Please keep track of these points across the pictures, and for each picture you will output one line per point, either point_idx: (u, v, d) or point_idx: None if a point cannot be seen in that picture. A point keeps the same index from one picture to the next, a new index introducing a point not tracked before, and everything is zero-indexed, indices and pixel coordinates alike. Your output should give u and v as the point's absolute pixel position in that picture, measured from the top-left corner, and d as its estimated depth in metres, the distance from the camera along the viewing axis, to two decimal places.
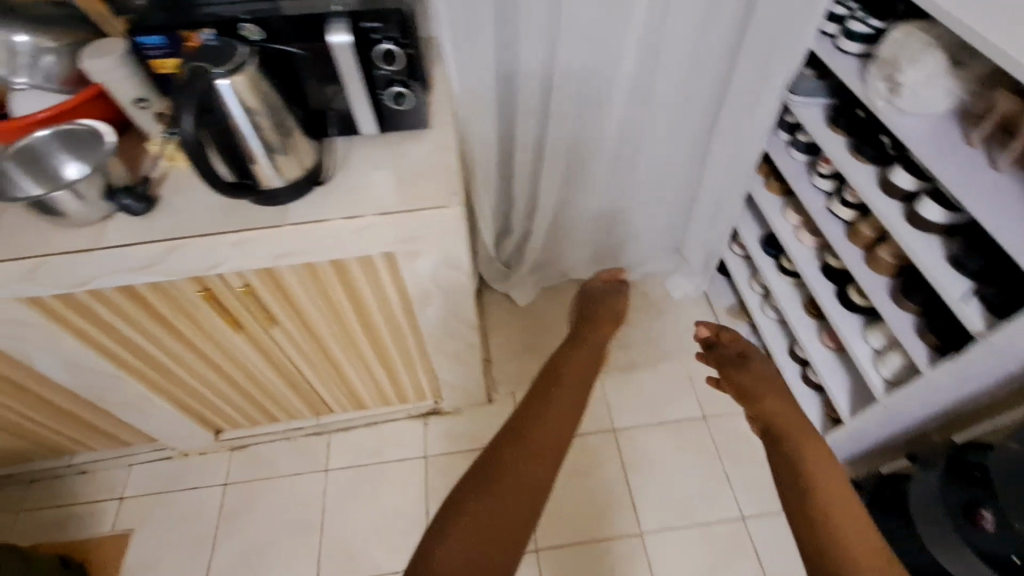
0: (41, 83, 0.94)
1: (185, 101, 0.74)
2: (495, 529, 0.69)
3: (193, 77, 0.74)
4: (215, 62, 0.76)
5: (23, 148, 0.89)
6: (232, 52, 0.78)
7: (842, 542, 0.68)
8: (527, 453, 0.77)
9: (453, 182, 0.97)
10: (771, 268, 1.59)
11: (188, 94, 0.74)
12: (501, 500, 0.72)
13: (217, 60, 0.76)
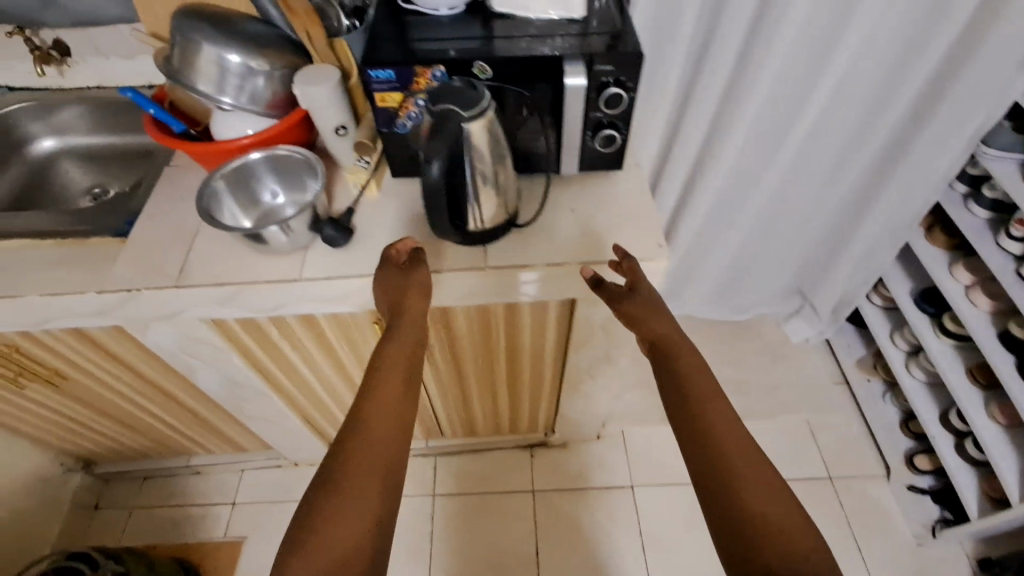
0: (244, 104, 0.88)
1: (433, 146, 0.71)
2: (344, 551, 0.60)
3: (441, 120, 0.70)
4: (463, 104, 0.71)
5: (234, 169, 0.88)
6: (476, 95, 0.72)
7: (758, 527, 0.63)
8: (351, 470, 0.66)
9: (655, 231, 0.90)
10: (928, 327, 1.46)
11: (437, 138, 0.70)
12: (331, 522, 0.62)
13: (465, 101, 0.71)
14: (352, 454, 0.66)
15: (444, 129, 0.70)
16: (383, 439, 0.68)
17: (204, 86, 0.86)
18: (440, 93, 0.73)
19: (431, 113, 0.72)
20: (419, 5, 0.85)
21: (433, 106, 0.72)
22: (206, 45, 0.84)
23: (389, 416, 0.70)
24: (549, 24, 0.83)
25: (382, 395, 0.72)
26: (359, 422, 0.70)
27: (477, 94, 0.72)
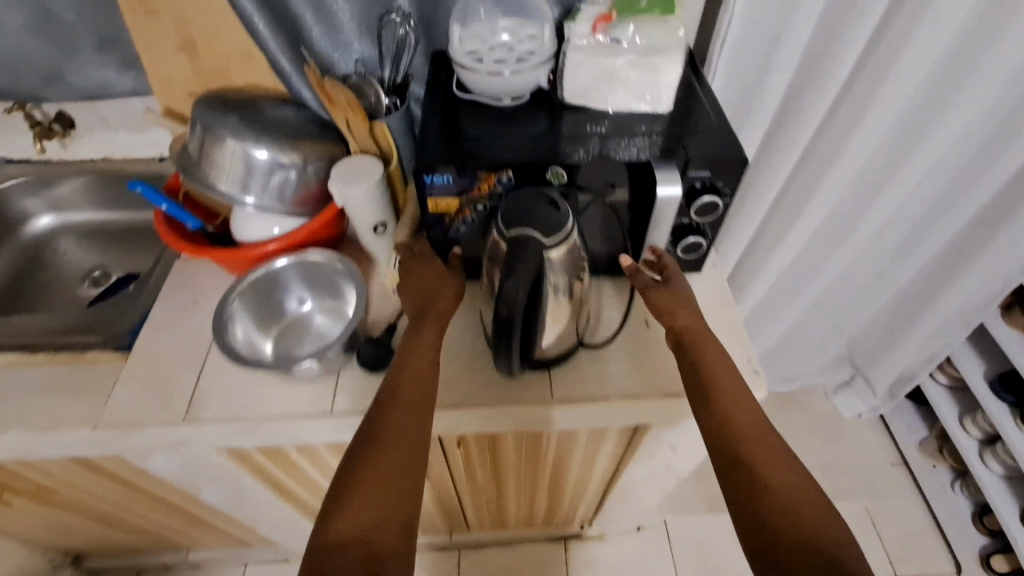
0: (269, 202, 0.77)
1: (514, 271, 0.57)
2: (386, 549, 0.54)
3: (524, 245, 0.58)
4: (547, 227, 0.60)
5: (257, 279, 0.76)
6: (558, 216, 0.61)
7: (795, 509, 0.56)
8: (388, 458, 0.58)
9: (744, 350, 0.77)
10: (1008, 418, 1.32)
11: (519, 263, 0.57)
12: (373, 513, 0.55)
13: (549, 224, 0.60)
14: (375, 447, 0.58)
15: (524, 255, 0.57)
16: (408, 424, 0.61)
17: (225, 184, 0.76)
18: (515, 212, 0.61)
19: (506, 239, 0.60)
20: (476, 94, 0.74)
21: (508, 231, 0.60)
22: (229, 140, 0.74)
23: (414, 399, 0.62)
24: (629, 117, 0.71)
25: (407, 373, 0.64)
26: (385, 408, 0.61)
27: (560, 213, 0.61)
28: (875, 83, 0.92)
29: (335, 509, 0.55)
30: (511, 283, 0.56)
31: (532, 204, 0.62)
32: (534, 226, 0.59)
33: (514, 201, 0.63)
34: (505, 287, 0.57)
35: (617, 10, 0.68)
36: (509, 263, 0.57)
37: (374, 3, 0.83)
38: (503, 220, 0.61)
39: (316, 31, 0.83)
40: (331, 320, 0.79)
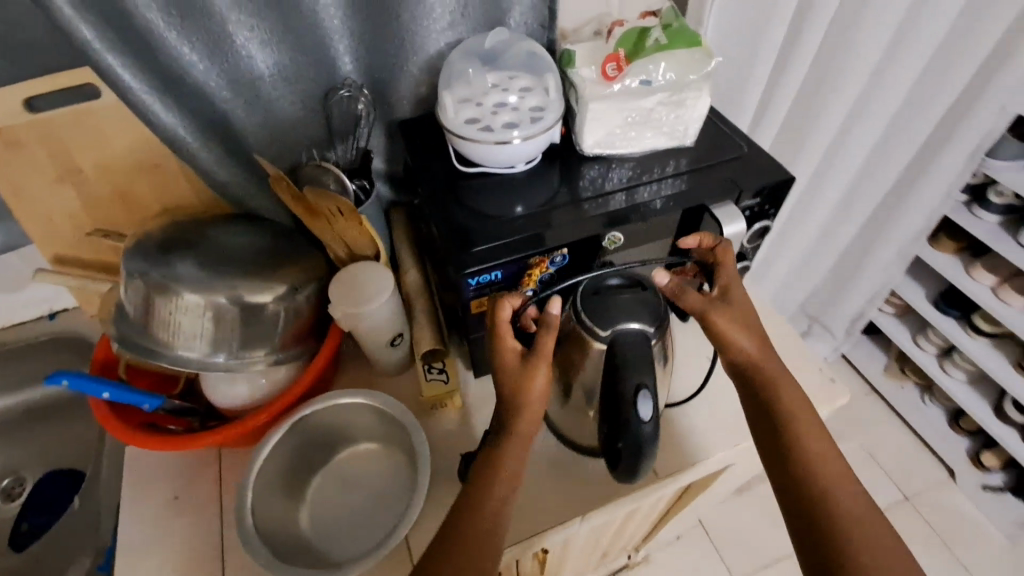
0: (252, 349, 0.60)
1: (642, 370, 0.50)
2: None
3: (633, 342, 0.51)
4: (645, 313, 0.54)
5: (272, 450, 0.59)
6: (646, 297, 0.55)
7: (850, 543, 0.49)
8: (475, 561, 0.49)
9: (815, 362, 0.77)
10: (960, 331, 1.45)
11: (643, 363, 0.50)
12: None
13: (645, 308, 0.54)
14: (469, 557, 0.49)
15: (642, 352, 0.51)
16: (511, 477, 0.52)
17: (196, 347, 0.57)
18: (599, 304, 0.54)
19: (603, 337, 0.53)
20: (486, 165, 0.65)
21: (603, 328, 0.53)
22: (190, 293, 0.56)
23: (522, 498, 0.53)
24: (654, 156, 0.66)
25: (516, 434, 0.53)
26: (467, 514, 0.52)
27: (651, 294, 0.56)
28: None
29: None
30: (645, 388, 0.50)
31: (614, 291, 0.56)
32: (631, 316, 0.53)
33: (590, 290, 0.56)
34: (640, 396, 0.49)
35: (625, 49, 0.62)
36: (631, 364, 0.50)
37: (316, 78, 0.68)
38: (594, 315, 0.54)
39: (249, 124, 0.67)
40: (375, 461, 0.65)
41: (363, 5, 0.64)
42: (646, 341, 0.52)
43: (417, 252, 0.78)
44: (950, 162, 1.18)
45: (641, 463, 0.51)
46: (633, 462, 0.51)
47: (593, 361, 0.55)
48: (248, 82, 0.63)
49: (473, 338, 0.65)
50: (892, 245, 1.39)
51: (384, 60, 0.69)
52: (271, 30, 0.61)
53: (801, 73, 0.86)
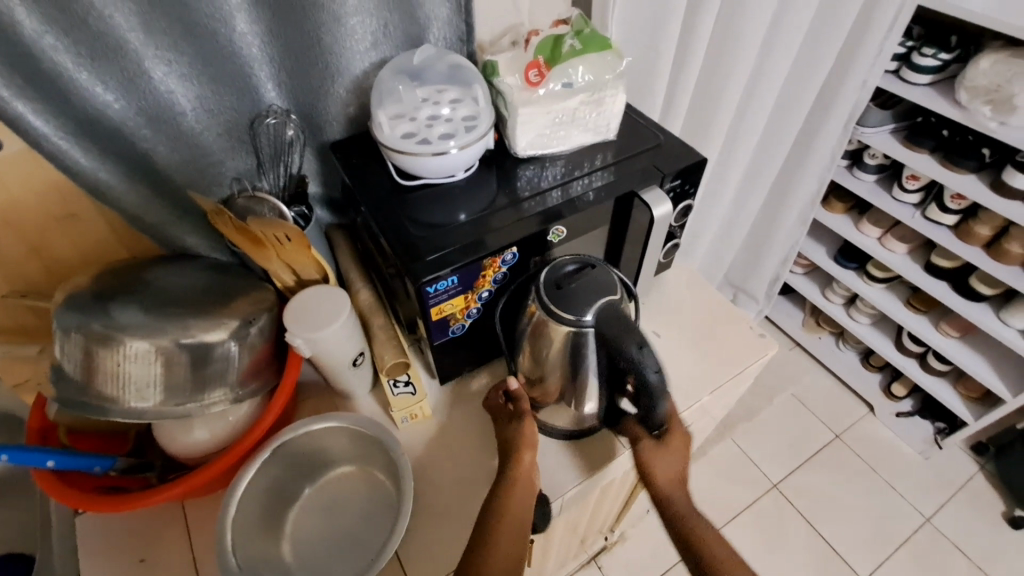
0: (208, 392, 0.57)
1: (625, 335, 0.53)
2: None
3: (608, 313, 0.55)
4: (603, 291, 0.58)
5: (246, 484, 0.58)
6: (600, 273, 0.60)
7: None
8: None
9: (746, 321, 0.84)
10: (858, 280, 1.64)
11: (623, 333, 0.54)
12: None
13: (602, 287, 0.58)
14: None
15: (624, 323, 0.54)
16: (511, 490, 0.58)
17: (148, 397, 0.54)
18: (564, 293, 0.58)
19: (568, 320, 0.57)
20: (426, 177, 0.66)
21: (573, 312, 0.57)
22: (135, 340, 0.53)
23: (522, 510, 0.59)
24: (582, 152, 0.71)
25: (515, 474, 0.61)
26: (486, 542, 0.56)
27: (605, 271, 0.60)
28: None
29: None
30: (642, 341, 0.53)
31: (570, 276, 0.60)
32: (593, 294, 0.57)
33: (549, 278, 0.60)
34: (638, 356, 0.52)
35: (543, 56, 0.66)
36: (619, 330, 0.54)
37: (240, 107, 0.67)
38: (557, 301, 0.57)
39: (177, 162, 0.65)
40: (353, 482, 0.64)
41: (283, 33, 0.64)
42: (619, 308, 0.56)
43: (365, 272, 0.78)
44: (829, 133, 1.34)
45: (659, 406, 0.56)
46: (652, 407, 0.56)
47: (561, 342, 0.59)
48: (171, 118, 0.62)
49: (435, 346, 0.67)
50: (794, 213, 1.55)
51: (310, 85, 0.70)
52: (191, 63, 0.59)
53: (697, 64, 0.95)
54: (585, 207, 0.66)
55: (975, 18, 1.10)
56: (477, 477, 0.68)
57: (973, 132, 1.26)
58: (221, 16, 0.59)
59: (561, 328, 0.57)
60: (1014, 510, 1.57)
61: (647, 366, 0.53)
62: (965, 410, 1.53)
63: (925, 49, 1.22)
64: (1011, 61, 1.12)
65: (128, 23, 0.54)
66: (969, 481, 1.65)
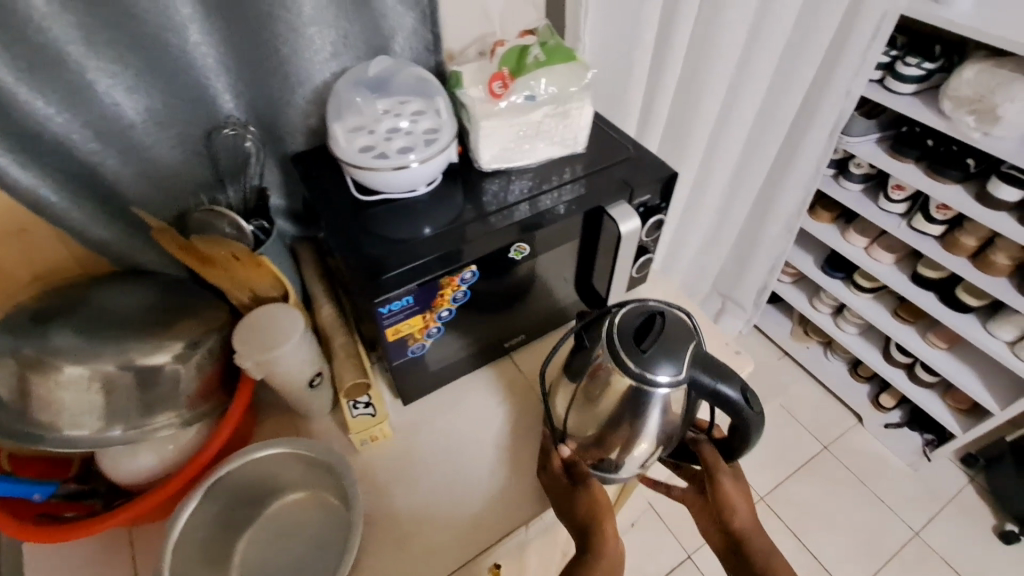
0: (155, 416, 0.55)
1: (721, 382, 0.54)
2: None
3: (698, 363, 0.55)
4: (681, 347, 0.55)
5: (190, 517, 0.55)
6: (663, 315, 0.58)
7: None
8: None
9: (722, 337, 0.82)
10: (845, 290, 1.62)
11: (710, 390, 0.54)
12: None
13: (678, 346, 0.55)
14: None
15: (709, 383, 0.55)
16: None
17: (85, 424, 0.52)
18: (638, 343, 0.56)
19: (635, 374, 0.55)
20: (387, 192, 0.64)
21: (651, 362, 0.54)
22: (71, 366, 0.51)
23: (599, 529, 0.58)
24: (550, 164, 0.69)
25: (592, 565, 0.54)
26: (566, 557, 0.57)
27: (675, 321, 0.57)
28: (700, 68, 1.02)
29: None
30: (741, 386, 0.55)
31: (641, 330, 0.57)
32: (672, 342, 0.55)
33: (615, 329, 0.57)
34: (742, 398, 0.54)
35: (508, 67, 0.64)
36: (714, 380, 0.54)
37: (195, 120, 0.64)
38: (631, 356, 0.55)
39: (127, 176, 0.62)
40: (307, 509, 0.62)
41: (237, 43, 0.62)
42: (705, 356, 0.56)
43: (328, 287, 0.76)
44: (813, 143, 1.33)
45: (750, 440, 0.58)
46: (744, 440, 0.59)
47: (620, 393, 0.57)
48: (120, 133, 0.59)
49: (395, 366, 0.64)
50: (779, 221, 1.53)
51: (268, 96, 0.67)
52: (138, 75, 0.57)
53: (674, 73, 0.93)
54: (550, 223, 0.64)
55: (958, 28, 1.09)
56: (438, 501, 0.65)
57: (957, 142, 1.25)
58: (170, 28, 0.56)
59: (623, 382, 0.56)
60: (1004, 524, 1.55)
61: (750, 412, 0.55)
62: (953, 422, 1.51)
63: (908, 58, 1.21)
64: (995, 71, 1.10)
65: (68, 34, 0.52)
66: (958, 494, 1.62)
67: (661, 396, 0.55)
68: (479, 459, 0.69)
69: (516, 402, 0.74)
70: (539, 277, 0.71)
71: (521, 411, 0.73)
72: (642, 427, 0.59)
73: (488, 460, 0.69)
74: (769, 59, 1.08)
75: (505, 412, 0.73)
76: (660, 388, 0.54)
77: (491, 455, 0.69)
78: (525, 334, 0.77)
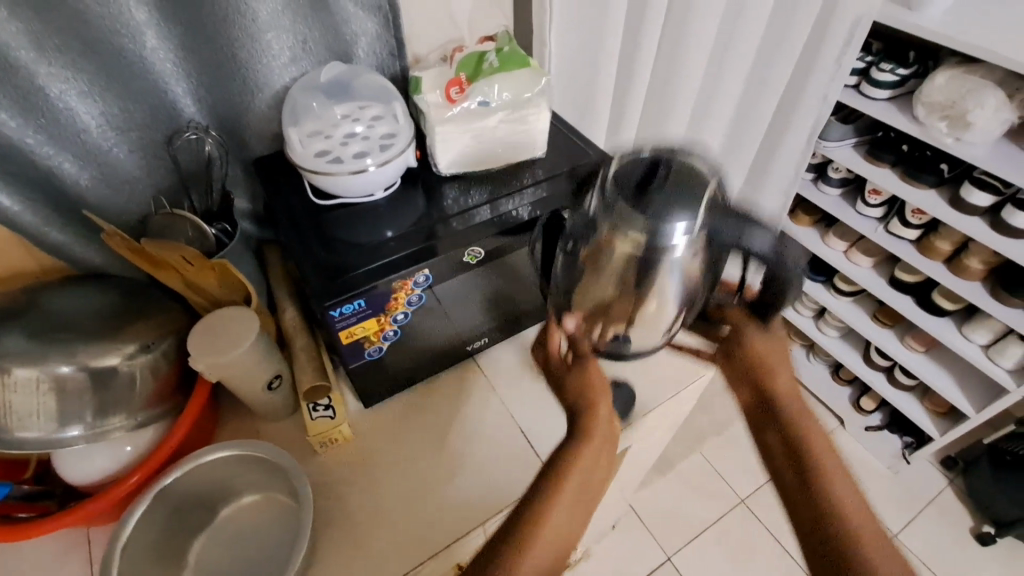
0: (108, 418, 0.55)
1: (745, 235, 0.49)
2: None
3: (725, 232, 0.49)
4: (697, 195, 0.46)
5: (137, 524, 0.54)
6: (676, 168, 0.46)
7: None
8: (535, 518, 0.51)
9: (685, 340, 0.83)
10: (826, 293, 1.63)
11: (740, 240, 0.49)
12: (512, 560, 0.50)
13: (697, 180, 0.46)
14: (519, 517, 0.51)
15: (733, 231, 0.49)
16: None
17: (34, 426, 0.52)
18: (640, 205, 0.46)
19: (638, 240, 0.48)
20: (344, 196, 0.65)
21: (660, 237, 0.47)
22: (19, 368, 0.51)
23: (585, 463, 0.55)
24: (509, 169, 0.69)
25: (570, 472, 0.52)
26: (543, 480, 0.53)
27: (683, 168, 0.46)
28: None
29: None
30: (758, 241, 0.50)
31: (644, 178, 0.47)
32: (681, 198, 0.46)
33: (614, 179, 0.48)
34: (759, 246, 0.50)
35: (466, 73, 0.65)
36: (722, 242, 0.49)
37: (155, 123, 0.65)
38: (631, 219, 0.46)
39: (84, 179, 0.63)
40: (259, 513, 0.62)
41: (194, 48, 0.62)
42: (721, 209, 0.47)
43: (292, 290, 0.76)
44: (789, 147, 1.34)
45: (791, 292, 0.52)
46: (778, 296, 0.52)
47: (628, 258, 0.50)
48: (75, 136, 0.60)
49: (352, 369, 0.65)
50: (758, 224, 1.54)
51: (227, 100, 0.68)
52: (93, 79, 0.58)
53: (643, 80, 0.94)
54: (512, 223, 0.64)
55: (930, 34, 1.10)
56: (396, 501, 0.66)
57: (931, 147, 1.25)
58: (124, 33, 0.57)
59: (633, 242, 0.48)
60: (982, 526, 1.56)
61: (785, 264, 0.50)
62: (932, 425, 1.52)
63: (883, 64, 1.22)
64: (967, 78, 1.12)
65: (18, 41, 0.52)
66: (938, 496, 1.63)
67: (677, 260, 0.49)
68: (438, 462, 0.69)
69: (478, 406, 0.74)
70: (499, 281, 0.71)
71: (482, 415, 0.73)
72: (658, 289, 0.52)
73: (447, 464, 0.69)
74: (741, 65, 1.08)
75: (466, 414, 0.74)
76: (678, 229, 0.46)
77: (449, 455, 0.70)
78: (488, 337, 0.77)
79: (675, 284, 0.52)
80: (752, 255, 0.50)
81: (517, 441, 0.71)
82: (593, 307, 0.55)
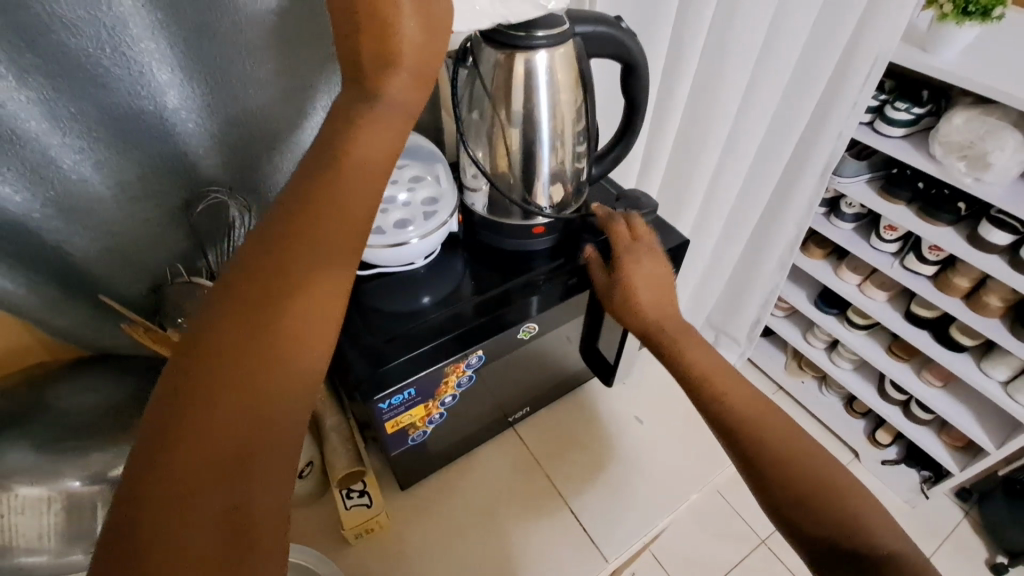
0: None
1: (596, 23, 0.55)
2: (220, 443, 0.32)
3: (580, 15, 0.55)
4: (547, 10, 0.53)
5: None
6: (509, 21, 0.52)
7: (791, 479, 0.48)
8: (238, 361, 0.34)
9: None
10: (840, 326, 1.59)
11: (607, 37, 0.57)
12: (219, 407, 0.32)
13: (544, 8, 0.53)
14: (220, 367, 0.34)
15: (592, 36, 0.56)
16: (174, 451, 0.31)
17: (44, 550, 0.45)
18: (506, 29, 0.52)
19: (520, 40, 0.52)
20: (382, 266, 0.61)
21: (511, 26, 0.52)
22: (27, 488, 0.45)
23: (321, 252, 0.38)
24: (523, 255, 0.66)
25: (279, 286, 0.37)
26: (245, 304, 0.36)
27: None
28: (706, 120, 1.00)
29: (167, 454, 0.31)
30: (614, 30, 0.56)
31: None
32: (525, 25, 0.52)
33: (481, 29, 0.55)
34: (614, 29, 0.56)
35: None
36: (608, 50, 0.58)
37: (176, 190, 0.59)
38: (503, 33, 0.52)
39: (94, 253, 0.57)
40: None
41: (222, 107, 0.57)
42: (573, 40, 0.54)
43: None
44: (804, 189, 1.23)
45: (636, 81, 0.61)
46: (628, 85, 0.61)
47: (519, 83, 0.55)
48: (86, 207, 0.54)
49: (393, 457, 0.62)
50: (757, 294, 1.53)
51: (250, 163, 0.63)
52: (110, 146, 0.52)
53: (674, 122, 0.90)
54: (546, 284, 0.64)
55: (946, 76, 1.07)
56: None
57: (948, 186, 1.24)
58: (144, 93, 0.52)
59: (520, 62, 0.53)
60: (995, 557, 1.49)
61: (631, 45, 0.58)
62: (951, 460, 1.48)
63: (898, 103, 1.20)
64: (984, 118, 1.10)
65: (29, 113, 0.46)
66: (959, 527, 1.55)
67: (546, 59, 0.54)
68: (483, 554, 0.64)
69: (522, 485, 0.70)
70: (546, 351, 0.68)
71: (525, 499, 0.69)
72: (540, 117, 0.58)
73: (490, 558, 0.64)
74: (766, 108, 1.03)
75: (506, 494, 0.69)
76: (541, 50, 0.53)
77: (488, 542, 0.65)
78: (529, 407, 0.74)
79: (550, 132, 0.59)
80: (608, 50, 0.58)
81: (562, 525, 0.67)
82: (499, 188, 0.64)
